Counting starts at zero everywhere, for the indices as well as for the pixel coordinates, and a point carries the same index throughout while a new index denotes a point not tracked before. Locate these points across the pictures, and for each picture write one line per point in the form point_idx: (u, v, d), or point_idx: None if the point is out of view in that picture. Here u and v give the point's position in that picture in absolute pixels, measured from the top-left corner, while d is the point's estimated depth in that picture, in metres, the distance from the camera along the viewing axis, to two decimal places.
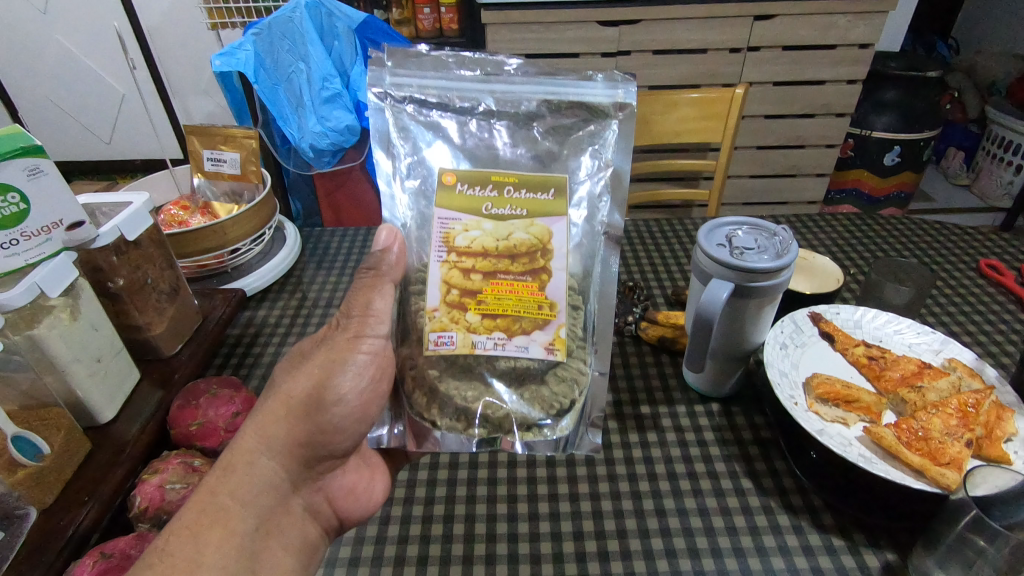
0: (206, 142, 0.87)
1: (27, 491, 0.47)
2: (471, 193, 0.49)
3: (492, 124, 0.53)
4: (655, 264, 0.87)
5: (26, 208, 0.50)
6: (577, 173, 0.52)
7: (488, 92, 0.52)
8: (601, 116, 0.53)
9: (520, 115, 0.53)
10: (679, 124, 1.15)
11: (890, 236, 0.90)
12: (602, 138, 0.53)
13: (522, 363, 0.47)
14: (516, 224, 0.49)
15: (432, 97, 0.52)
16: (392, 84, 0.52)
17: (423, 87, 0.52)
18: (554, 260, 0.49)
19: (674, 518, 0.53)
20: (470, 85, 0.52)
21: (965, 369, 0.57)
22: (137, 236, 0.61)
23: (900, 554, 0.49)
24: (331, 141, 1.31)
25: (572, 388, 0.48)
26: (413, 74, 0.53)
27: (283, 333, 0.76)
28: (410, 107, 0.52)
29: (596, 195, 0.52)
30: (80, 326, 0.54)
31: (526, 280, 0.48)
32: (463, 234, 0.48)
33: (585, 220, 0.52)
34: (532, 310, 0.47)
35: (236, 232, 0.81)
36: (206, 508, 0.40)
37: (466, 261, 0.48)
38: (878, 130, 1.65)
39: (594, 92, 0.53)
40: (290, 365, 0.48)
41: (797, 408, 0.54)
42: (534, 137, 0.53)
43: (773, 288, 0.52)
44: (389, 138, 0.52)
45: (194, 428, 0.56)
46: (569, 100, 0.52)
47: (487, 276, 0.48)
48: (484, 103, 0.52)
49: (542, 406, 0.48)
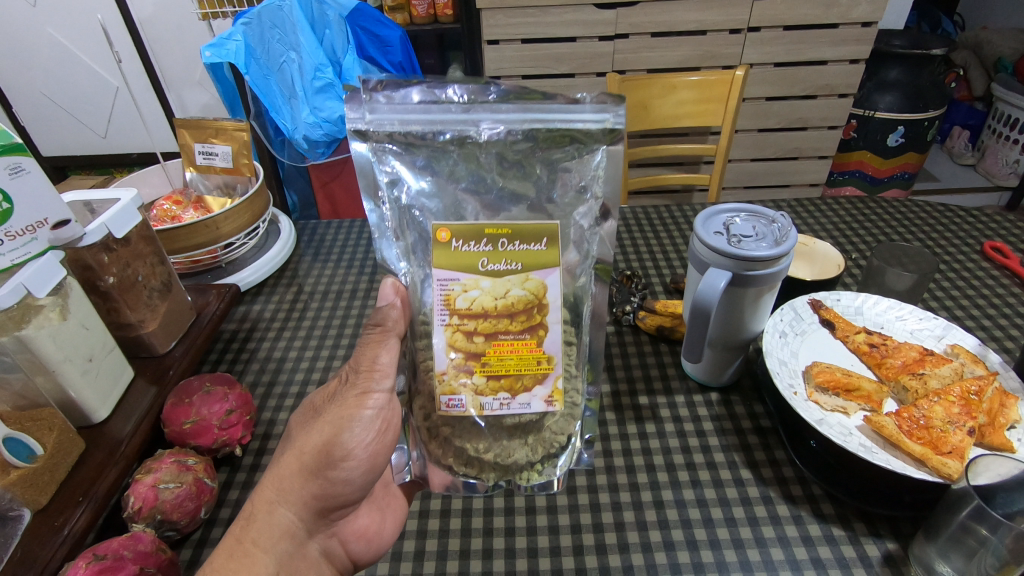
0: (197, 135, 0.86)
1: (21, 492, 0.47)
2: (466, 249, 0.46)
3: (479, 155, 0.49)
4: (654, 252, 0.86)
5: (8, 207, 0.49)
6: (568, 208, 0.50)
7: (474, 123, 0.48)
8: (589, 142, 0.49)
9: (511, 149, 0.48)
10: (679, 107, 1.14)
11: (894, 219, 0.88)
12: (591, 168, 0.49)
13: (525, 419, 0.47)
14: (512, 280, 0.46)
15: (414, 133, 0.48)
16: (372, 122, 0.48)
17: (406, 122, 0.48)
18: (549, 314, 0.47)
19: (673, 510, 0.53)
20: (454, 115, 0.48)
21: (968, 355, 0.55)
22: (127, 234, 0.60)
23: (901, 543, 0.49)
24: (324, 132, 1.29)
25: (569, 423, 0.50)
26: (393, 108, 0.48)
27: (278, 327, 0.76)
28: (393, 148, 0.48)
29: (585, 228, 0.50)
30: (71, 325, 0.53)
31: (526, 339, 0.47)
32: (462, 296, 0.46)
33: (577, 252, 0.50)
34: (532, 367, 0.47)
35: (229, 227, 0.80)
36: (233, 552, 0.41)
37: (467, 324, 0.46)
38: (882, 111, 1.62)
39: (583, 119, 0.48)
40: (304, 419, 0.48)
41: (797, 398, 0.53)
42: (530, 158, 0.49)
43: (771, 276, 0.51)
44: (375, 183, 0.50)
45: (187, 426, 0.55)
46: (557, 129, 0.48)
47: (489, 338, 0.46)
48: (470, 136, 0.48)
49: (544, 447, 0.49)
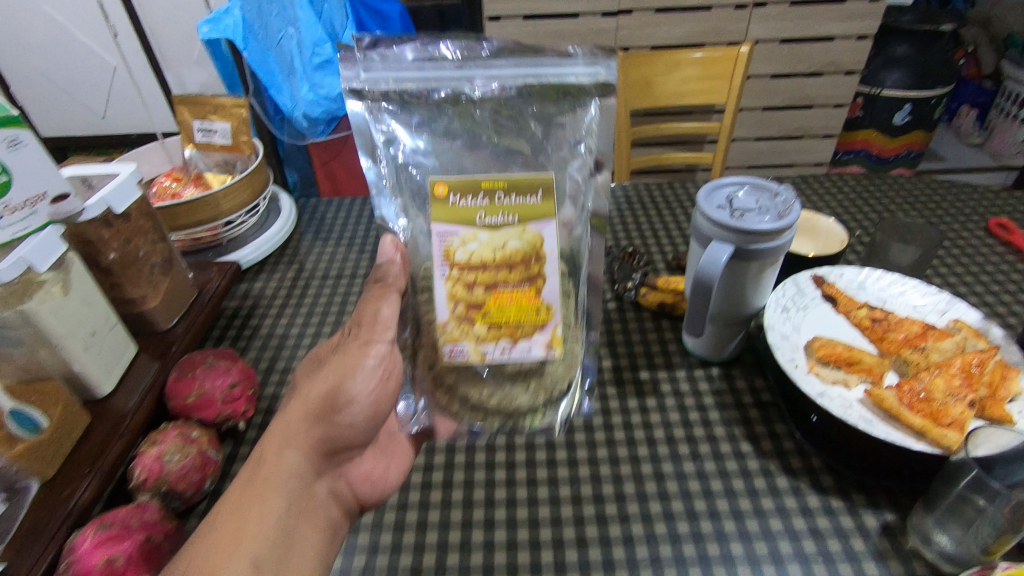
0: (196, 112, 0.85)
1: (27, 464, 0.48)
2: (464, 204, 0.46)
3: (474, 112, 0.48)
4: (656, 229, 0.85)
5: (6, 179, 0.48)
6: (562, 163, 0.49)
7: (468, 79, 0.47)
8: (582, 96, 0.48)
9: (504, 104, 0.48)
10: (682, 85, 1.13)
11: (899, 197, 0.88)
12: (584, 124, 0.49)
13: (526, 365, 0.48)
14: (509, 232, 0.46)
15: (408, 90, 0.47)
16: (367, 80, 0.46)
17: (401, 79, 0.47)
18: (547, 264, 0.47)
19: (673, 482, 0.53)
20: (448, 72, 0.47)
21: (970, 329, 0.55)
22: (127, 210, 0.60)
23: (899, 514, 0.50)
24: (324, 109, 1.27)
25: (568, 370, 0.50)
26: (387, 66, 0.47)
27: (280, 305, 0.76)
28: (388, 107, 0.48)
29: (580, 181, 0.50)
30: (73, 301, 0.53)
31: (525, 288, 0.47)
32: (462, 249, 0.46)
33: (572, 205, 0.50)
34: (533, 316, 0.47)
35: (229, 204, 0.79)
36: (247, 490, 0.42)
37: (467, 275, 0.46)
38: (888, 88, 1.60)
39: (575, 72, 0.47)
40: (308, 370, 0.48)
41: (798, 371, 0.53)
42: (524, 114, 0.48)
43: (773, 250, 0.51)
44: (373, 142, 0.49)
45: (191, 400, 0.55)
46: (551, 82, 0.47)
47: (489, 288, 0.46)
48: (464, 93, 0.47)
49: (546, 392, 0.49)
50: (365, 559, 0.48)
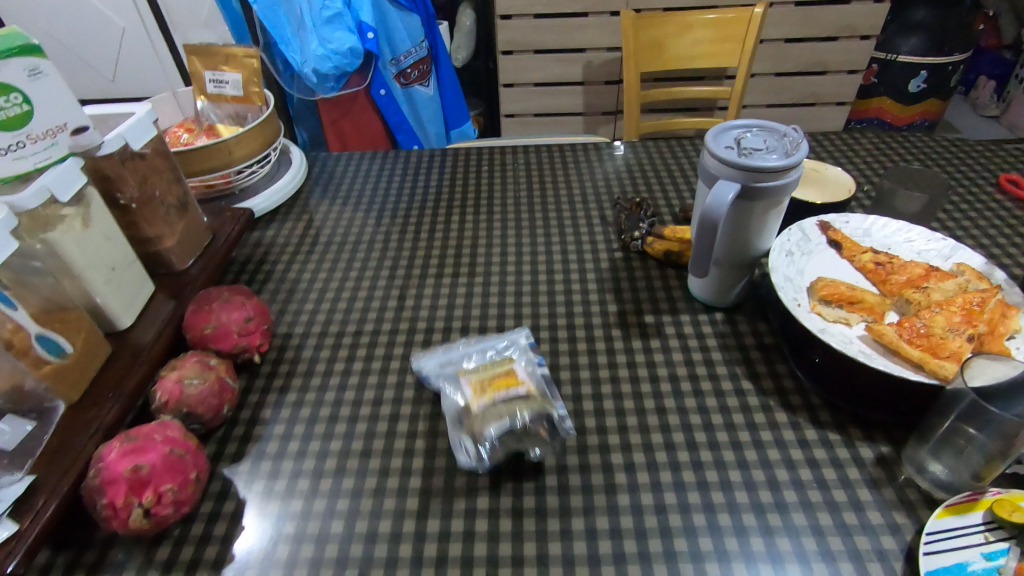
0: (207, 62, 0.85)
1: (54, 385, 0.50)
2: (479, 376, 0.55)
3: (479, 340, 0.61)
4: (663, 183, 0.86)
5: (29, 108, 0.49)
6: (506, 351, 0.60)
7: (463, 340, 0.62)
8: (512, 334, 0.62)
9: (483, 344, 0.60)
10: (694, 47, 1.12)
11: (909, 154, 0.87)
12: (517, 346, 0.60)
13: (522, 407, 0.51)
14: (494, 366, 0.56)
15: (447, 349, 0.61)
16: (426, 351, 0.61)
17: (444, 343, 0.62)
18: (517, 375, 0.55)
19: (674, 416, 0.55)
20: (455, 339, 0.62)
21: (973, 272, 0.55)
22: (143, 147, 0.62)
23: (894, 447, 0.51)
24: (334, 65, 1.26)
25: (546, 400, 0.53)
26: (441, 345, 0.62)
27: (292, 252, 0.77)
28: (438, 356, 0.60)
29: (518, 352, 0.60)
30: (93, 234, 0.55)
31: (506, 375, 0.54)
32: (475, 373, 0.56)
33: (526, 361, 0.58)
34: (507, 379, 0.54)
35: (241, 152, 0.80)
36: None
37: (482, 385, 0.53)
38: (904, 55, 1.57)
39: (509, 334, 0.62)
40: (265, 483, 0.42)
41: (800, 309, 0.54)
42: (486, 351, 0.60)
43: (780, 188, 0.52)
44: (440, 375, 0.57)
45: (208, 331, 0.57)
46: (495, 340, 0.61)
47: (489, 382, 0.54)
48: (462, 342, 0.61)
49: (538, 404, 0.52)
50: (377, 480, 0.51)
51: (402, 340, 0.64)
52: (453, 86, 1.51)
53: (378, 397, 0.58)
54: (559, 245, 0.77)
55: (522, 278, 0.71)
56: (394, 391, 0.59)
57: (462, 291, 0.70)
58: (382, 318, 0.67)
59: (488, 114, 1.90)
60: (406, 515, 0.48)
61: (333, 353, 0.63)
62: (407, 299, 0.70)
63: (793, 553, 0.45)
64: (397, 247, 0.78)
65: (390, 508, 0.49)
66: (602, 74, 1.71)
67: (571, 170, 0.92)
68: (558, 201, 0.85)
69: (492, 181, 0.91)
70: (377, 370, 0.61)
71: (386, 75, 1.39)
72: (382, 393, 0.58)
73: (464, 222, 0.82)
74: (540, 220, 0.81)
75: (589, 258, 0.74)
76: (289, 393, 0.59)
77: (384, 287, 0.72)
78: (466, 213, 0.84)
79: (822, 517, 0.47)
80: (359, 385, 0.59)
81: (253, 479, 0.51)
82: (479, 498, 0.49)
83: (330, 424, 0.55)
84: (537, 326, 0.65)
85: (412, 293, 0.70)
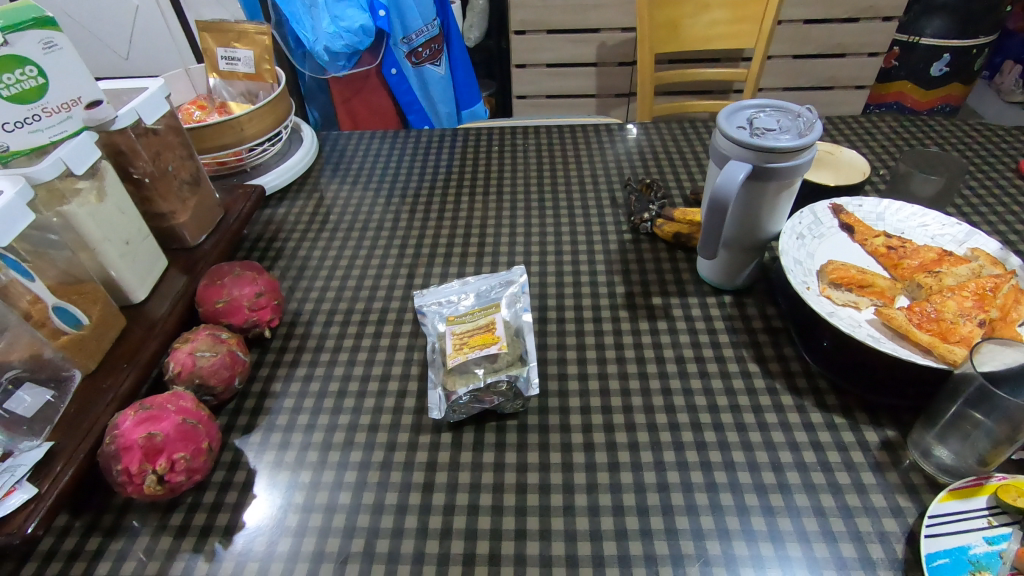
0: (219, 39, 0.85)
1: (71, 355, 0.51)
2: (462, 327, 0.57)
3: (470, 282, 0.65)
4: (675, 165, 0.85)
5: (44, 82, 0.50)
6: (502, 287, 0.64)
7: (462, 285, 0.65)
8: (510, 274, 0.65)
9: (481, 284, 0.65)
10: (710, 28, 1.10)
11: (928, 138, 0.85)
12: (513, 282, 0.64)
13: (492, 367, 0.54)
14: (475, 320, 0.58)
15: (441, 300, 0.63)
16: (425, 303, 0.64)
17: (437, 295, 0.64)
18: (495, 327, 0.57)
19: (680, 397, 0.55)
20: (449, 288, 0.65)
21: (987, 257, 0.55)
22: (155, 122, 0.62)
23: (900, 431, 0.51)
24: (345, 42, 1.26)
25: (519, 354, 0.56)
26: (434, 292, 0.65)
27: (302, 230, 0.78)
28: (435, 308, 0.63)
29: (506, 289, 0.63)
30: (107, 208, 0.55)
31: (484, 329, 0.56)
32: (459, 324, 0.57)
33: (512, 302, 0.62)
34: (485, 336, 0.55)
35: (253, 129, 0.81)
36: None
37: (461, 338, 0.56)
38: (927, 37, 1.53)
39: (506, 273, 0.66)
40: None
41: (809, 292, 0.54)
42: (478, 289, 0.64)
43: (792, 169, 0.51)
44: (434, 322, 0.61)
45: (220, 306, 0.58)
46: (494, 279, 0.65)
47: (466, 335, 0.56)
48: (455, 289, 0.65)
49: (508, 360, 0.54)
50: (383, 454, 0.52)
51: (409, 318, 0.64)
52: (465, 66, 1.50)
53: (385, 373, 0.59)
54: (569, 226, 0.76)
55: (531, 259, 0.71)
56: (402, 367, 0.59)
57: (470, 270, 0.70)
58: (390, 296, 0.67)
59: (500, 96, 1.88)
60: (411, 488, 0.49)
61: (342, 329, 0.64)
62: (415, 277, 0.70)
63: (794, 532, 0.45)
64: (406, 226, 0.78)
65: (396, 481, 0.50)
66: (616, 55, 1.68)
67: (583, 151, 0.91)
68: (569, 182, 0.85)
69: (503, 161, 0.90)
70: (385, 347, 0.61)
71: (397, 54, 1.38)
72: (390, 369, 0.59)
73: (473, 202, 0.82)
74: (550, 201, 0.81)
75: (598, 240, 0.74)
76: (299, 368, 0.60)
77: (393, 266, 0.72)
78: (476, 193, 0.84)
79: (824, 499, 0.47)
80: (368, 361, 0.60)
81: (264, 450, 0.52)
82: (483, 474, 0.50)
83: (338, 398, 0.56)
84: (545, 305, 0.65)
85: (421, 272, 0.71)
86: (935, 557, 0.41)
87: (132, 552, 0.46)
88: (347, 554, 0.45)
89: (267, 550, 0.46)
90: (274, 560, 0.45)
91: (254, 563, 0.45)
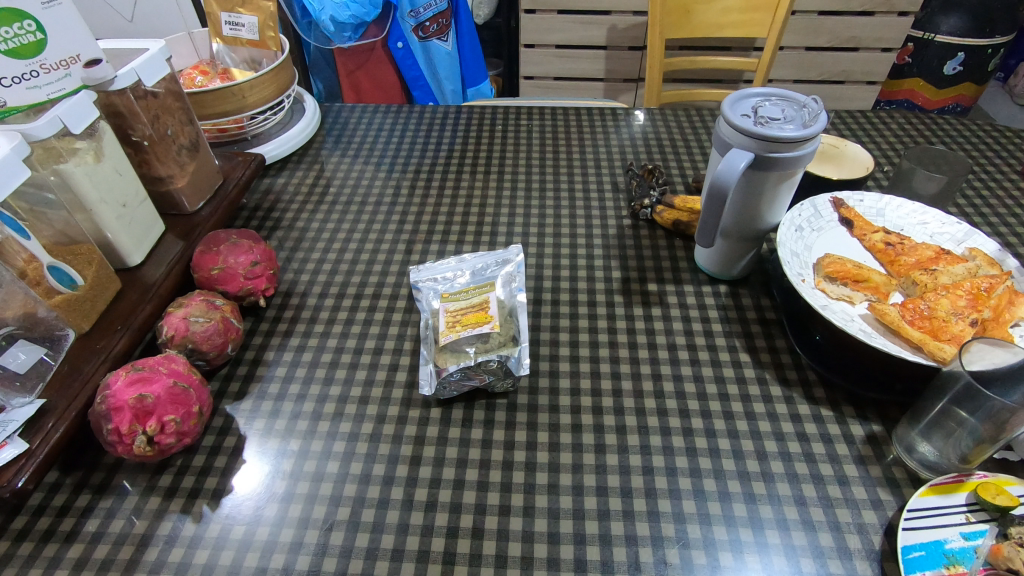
0: (223, 3, 0.84)
1: (65, 314, 0.51)
2: (456, 305, 0.57)
3: (465, 258, 0.64)
4: (679, 152, 0.84)
5: (42, 37, 0.50)
6: (499, 266, 0.63)
7: (459, 261, 0.64)
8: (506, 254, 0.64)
9: (478, 262, 0.63)
10: (723, 15, 1.08)
11: (936, 137, 0.85)
12: (510, 261, 0.64)
13: (484, 345, 0.54)
14: (469, 299, 0.57)
15: (436, 279, 0.61)
16: (422, 278, 0.62)
17: (433, 274, 0.62)
18: (489, 305, 0.57)
19: (669, 383, 0.55)
20: (444, 266, 0.63)
21: (985, 258, 0.54)
22: (155, 85, 0.61)
23: (885, 426, 0.51)
24: (353, 12, 1.25)
25: (511, 332, 0.56)
26: (431, 269, 0.63)
27: (301, 202, 0.77)
28: (433, 283, 0.61)
29: (501, 267, 0.63)
30: (104, 168, 0.55)
31: (478, 307, 0.56)
32: (453, 301, 0.57)
33: (507, 282, 0.61)
34: (477, 315, 0.55)
35: (255, 97, 0.80)
36: None
37: (454, 316, 0.56)
38: (943, 34, 1.51)
39: (502, 253, 0.65)
40: None
41: (805, 284, 0.54)
42: (474, 265, 0.63)
43: (794, 160, 0.51)
44: (430, 301, 0.59)
45: (216, 273, 0.58)
46: (491, 258, 0.64)
47: (459, 312, 0.56)
48: (449, 266, 0.63)
49: (501, 339, 0.55)
50: (372, 426, 0.52)
51: (404, 294, 0.64)
52: (472, 44, 1.48)
53: (378, 347, 0.59)
54: (568, 209, 0.76)
55: (529, 240, 0.71)
56: (394, 341, 0.59)
57: (468, 249, 0.70)
58: (386, 271, 0.67)
59: (507, 76, 1.86)
60: (399, 460, 0.49)
61: (337, 302, 0.64)
62: (413, 253, 0.70)
63: (774, 520, 0.45)
64: (406, 202, 0.78)
65: (384, 453, 0.50)
66: (627, 39, 1.66)
67: (587, 134, 0.91)
68: (571, 165, 0.84)
69: (506, 141, 0.90)
70: (378, 321, 0.61)
71: (404, 28, 1.36)
72: (383, 343, 0.59)
73: (474, 181, 0.82)
74: (551, 183, 0.80)
75: (597, 223, 0.74)
76: (292, 337, 0.60)
77: (390, 241, 0.72)
78: (476, 172, 0.83)
79: (806, 489, 0.47)
80: (361, 334, 0.60)
81: (254, 417, 0.53)
82: (471, 450, 0.50)
83: (330, 369, 0.57)
84: (541, 287, 0.65)
85: (417, 248, 0.71)
86: (911, 549, 0.42)
87: (121, 511, 0.46)
88: (333, 522, 0.46)
89: (253, 515, 0.46)
90: (261, 525, 0.46)
91: (240, 526, 0.45)
